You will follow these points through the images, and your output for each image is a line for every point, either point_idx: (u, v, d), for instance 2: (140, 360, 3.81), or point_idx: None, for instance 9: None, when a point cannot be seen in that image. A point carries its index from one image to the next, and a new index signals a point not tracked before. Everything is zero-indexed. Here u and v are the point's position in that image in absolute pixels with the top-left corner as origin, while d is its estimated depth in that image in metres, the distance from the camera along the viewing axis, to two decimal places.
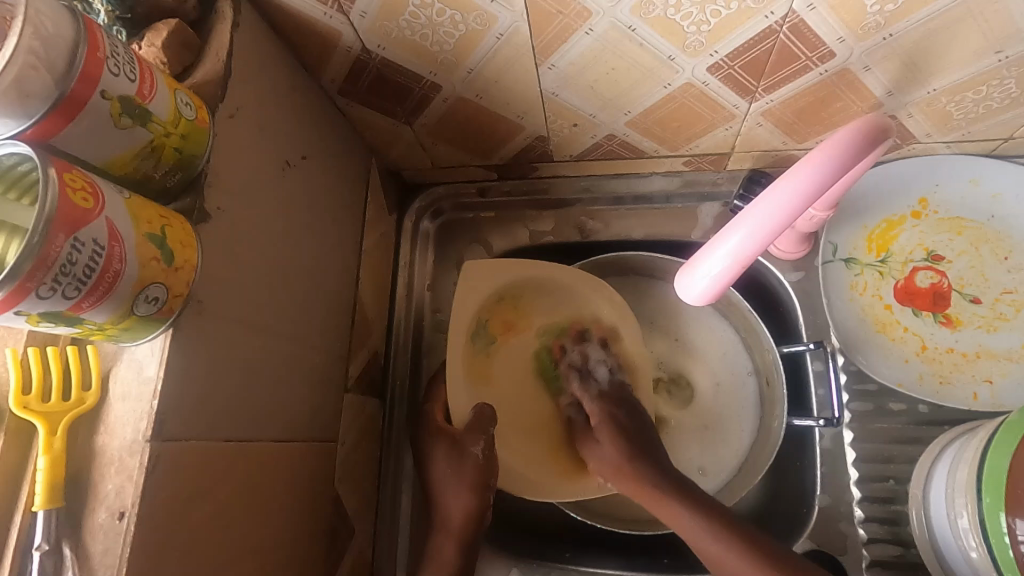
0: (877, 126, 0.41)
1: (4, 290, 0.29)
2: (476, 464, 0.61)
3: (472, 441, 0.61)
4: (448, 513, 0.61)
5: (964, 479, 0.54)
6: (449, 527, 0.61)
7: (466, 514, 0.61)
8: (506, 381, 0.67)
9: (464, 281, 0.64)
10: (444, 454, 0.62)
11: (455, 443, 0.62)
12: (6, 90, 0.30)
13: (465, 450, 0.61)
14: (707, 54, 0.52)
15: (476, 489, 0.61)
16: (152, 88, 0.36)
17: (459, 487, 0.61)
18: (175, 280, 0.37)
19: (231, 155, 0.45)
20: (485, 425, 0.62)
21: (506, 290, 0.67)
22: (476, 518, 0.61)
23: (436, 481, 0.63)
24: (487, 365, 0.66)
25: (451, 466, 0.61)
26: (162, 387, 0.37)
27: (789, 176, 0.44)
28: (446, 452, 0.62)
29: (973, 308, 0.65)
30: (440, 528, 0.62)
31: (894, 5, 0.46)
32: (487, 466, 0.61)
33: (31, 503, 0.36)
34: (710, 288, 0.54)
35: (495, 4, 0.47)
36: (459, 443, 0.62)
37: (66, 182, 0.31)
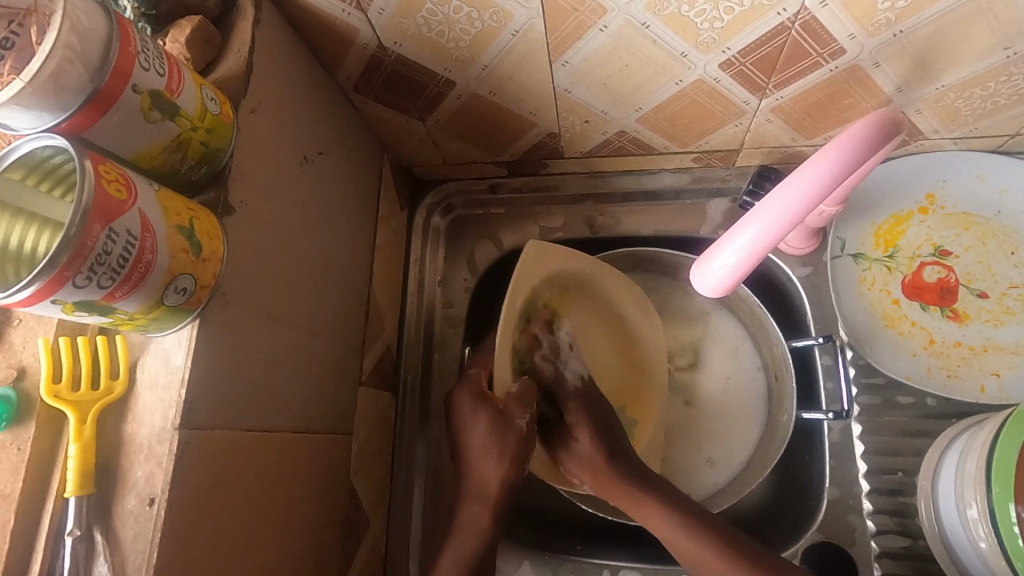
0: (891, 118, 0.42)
1: (43, 279, 0.30)
2: (519, 436, 0.60)
3: (518, 413, 0.60)
4: (486, 481, 0.61)
5: (973, 471, 0.55)
6: (484, 494, 0.61)
7: (504, 481, 0.61)
8: (542, 366, 0.65)
9: (521, 264, 0.62)
10: (488, 425, 0.61)
11: (500, 414, 0.61)
12: (43, 83, 0.31)
13: (511, 420, 0.60)
14: (719, 51, 0.53)
15: (515, 461, 0.61)
16: (180, 83, 0.37)
17: (497, 456, 0.61)
18: (202, 271, 0.38)
19: (253, 149, 0.45)
20: (532, 400, 0.61)
21: (556, 278, 0.66)
22: (511, 485, 0.61)
23: (472, 448, 0.62)
24: (532, 351, 0.65)
25: (492, 437, 0.60)
26: (190, 376, 0.38)
27: (803, 169, 0.45)
28: (490, 421, 0.61)
29: (979, 302, 0.65)
30: (477, 495, 0.61)
31: (905, 2, 0.46)
32: (528, 439, 0.61)
33: (63, 490, 0.36)
34: (726, 279, 0.55)
35: (511, 1, 0.48)
36: (504, 414, 0.61)
37: (101, 175, 0.32)
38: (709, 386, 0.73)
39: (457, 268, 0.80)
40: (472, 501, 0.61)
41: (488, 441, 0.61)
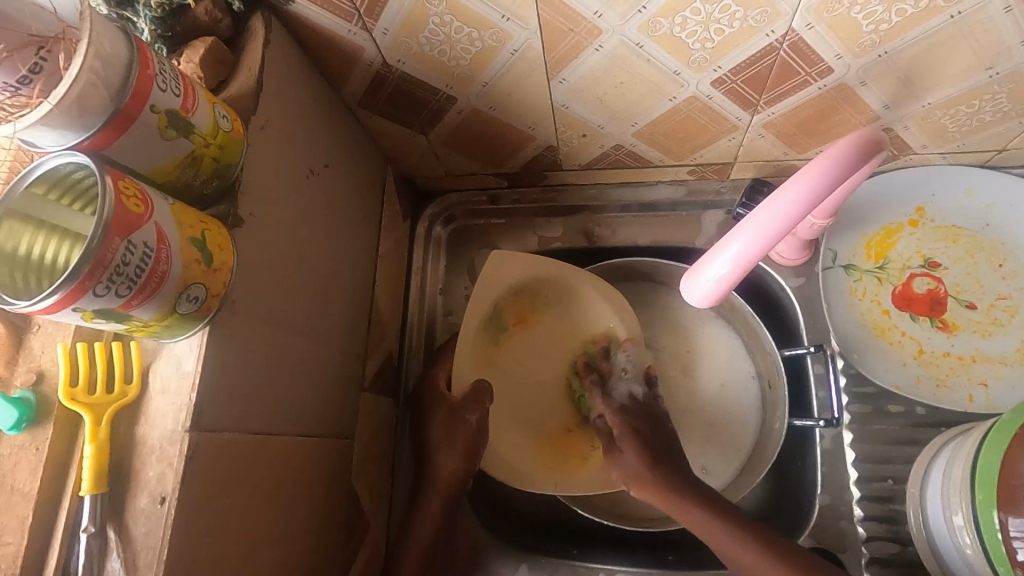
0: (872, 139, 0.44)
1: (65, 288, 0.32)
2: (467, 430, 0.64)
3: (467, 408, 0.65)
4: (444, 475, 0.65)
5: (959, 478, 0.56)
6: (443, 484, 0.65)
7: (457, 474, 0.65)
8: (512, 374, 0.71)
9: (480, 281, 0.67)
10: (443, 419, 0.66)
11: (452, 409, 0.65)
12: (68, 105, 0.33)
13: (461, 416, 0.65)
14: (711, 69, 0.55)
15: (467, 453, 0.64)
16: (194, 103, 0.39)
17: (450, 451, 0.65)
18: (213, 281, 0.40)
19: (261, 163, 0.47)
20: (484, 397, 0.65)
21: (522, 287, 0.70)
22: (462, 480, 0.65)
23: (432, 442, 0.66)
24: (495, 351, 0.70)
25: (448, 430, 0.65)
26: (200, 381, 0.40)
27: (787, 186, 0.46)
28: (445, 416, 0.66)
29: (968, 313, 0.67)
30: (430, 486, 0.66)
31: (889, 25, 0.48)
32: (477, 434, 0.64)
33: (79, 488, 0.38)
34: (713, 291, 0.56)
35: (509, 23, 0.50)
36: (456, 410, 0.65)
37: (121, 191, 0.34)
38: (703, 394, 0.74)
39: (458, 277, 0.82)
40: (430, 493, 0.65)
41: (443, 435, 0.65)
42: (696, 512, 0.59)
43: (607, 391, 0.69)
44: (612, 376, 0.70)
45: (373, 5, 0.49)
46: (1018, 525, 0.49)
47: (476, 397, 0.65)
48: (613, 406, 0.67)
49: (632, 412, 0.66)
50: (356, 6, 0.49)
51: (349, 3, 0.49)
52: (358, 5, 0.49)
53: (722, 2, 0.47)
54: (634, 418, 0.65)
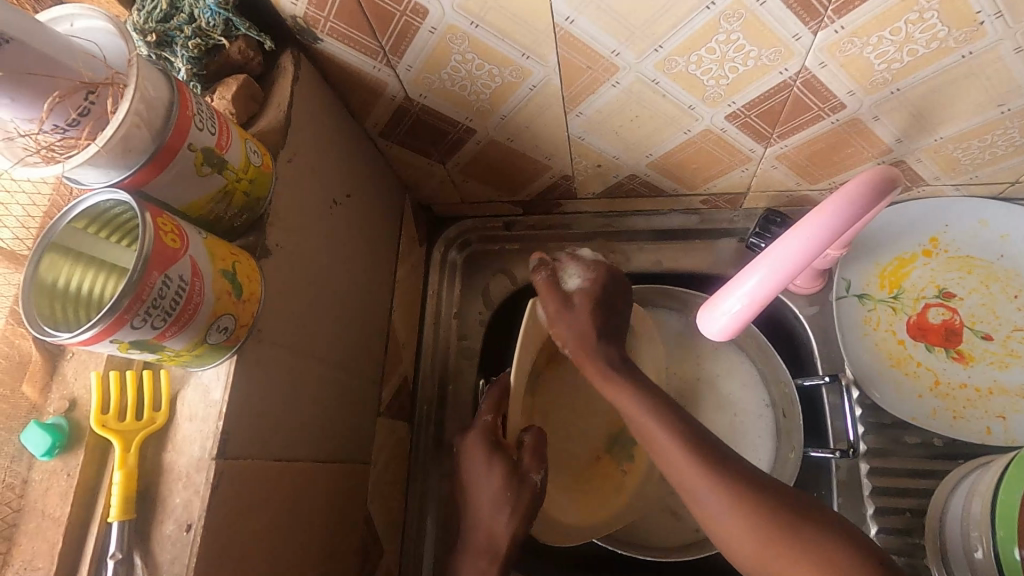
0: (880, 180, 0.45)
1: (105, 321, 0.33)
2: (533, 491, 0.59)
3: (532, 468, 0.60)
4: (496, 538, 0.58)
5: (979, 513, 0.55)
6: (495, 551, 0.58)
7: (514, 537, 0.58)
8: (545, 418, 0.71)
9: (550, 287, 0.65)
10: (501, 478, 0.59)
11: (515, 469, 0.60)
12: (113, 145, 0.34)
13: (525, 477, 0.59)
14: (725, 104, 0.56)
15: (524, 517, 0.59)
16: (228, 140, 0.41)
17: (503, 510, 0.59)
18: (242, 312, 0.41)
19: (288, 195, 0.49)
20: (543, 452, 0.61)
21: None
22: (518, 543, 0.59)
23: (473, 498, 0.60)
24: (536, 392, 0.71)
25: (507, 492, 0.59)
26: (227, 409, 0.41)
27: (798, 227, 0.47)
28: (504, 478, 0.59)
29: (984, 344, 0.67)
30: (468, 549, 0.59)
31: (901, 64, 0.49)
32: (540, 497, 0.60)
33: (107, 515, 0.39)
34: (731, 325, 0.57)
35: (529, 60, 0.52)
36: (519, 470, 0.60)
37: (159, 227, 0.35)
38: (716, 421, 0.74)
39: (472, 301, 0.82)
40: (478, 557, 0.58)
41: (499, 497, 0.59)
42: (625, 396, 0.56)
43: (570, 264, 0.64)
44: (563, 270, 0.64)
45: (397, 44, 0.51)
46: None
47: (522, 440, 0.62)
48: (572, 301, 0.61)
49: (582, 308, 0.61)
50: (381, 45, 0.51)
51: (375, 42, 0.51)
52: (384, 43, 0.51)
53: (737, 42, 0.48)
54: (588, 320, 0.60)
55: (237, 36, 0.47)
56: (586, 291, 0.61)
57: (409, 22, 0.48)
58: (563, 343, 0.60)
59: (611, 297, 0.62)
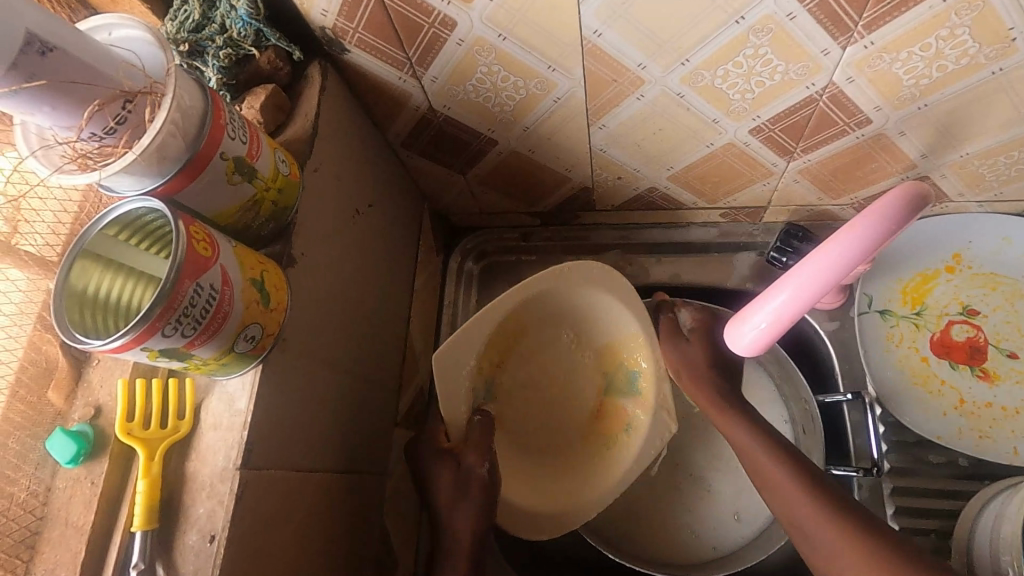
0: (903, 206, 0.44)
1: (138, 329, 0.33)
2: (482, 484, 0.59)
3: (477, 462, 0.59)
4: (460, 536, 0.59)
5: (1010, 535, 0.54)
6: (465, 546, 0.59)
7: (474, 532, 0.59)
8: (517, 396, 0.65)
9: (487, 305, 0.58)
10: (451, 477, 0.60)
11: (460, 466, 0.59)
12: (149, 154, 0.35)
13: (469, 469, 0.59)
14: (749, 118, 0.56)
15: (482, 515, 0.59)
16: (258, 149, 0.41)
17: (460, 509, 0.59)
18: (269, 320, 0.41)
19: (314, 204, 0.49)
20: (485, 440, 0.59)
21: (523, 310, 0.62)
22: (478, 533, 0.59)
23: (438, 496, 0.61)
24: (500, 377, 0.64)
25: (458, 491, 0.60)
26: (251, 419, 0.40)
27: (816, 253, 0.47)
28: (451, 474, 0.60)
29: (1009, 363, 0.66)
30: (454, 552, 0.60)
31: (929, 80, 0.49)
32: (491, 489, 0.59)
33: (129, 525, 0.39)
34: (758, 341, 0.55)
35: (555, 73, 0.52)
36: (462, 464, 0.59)
37: (191, 236, 0.35)
38: None
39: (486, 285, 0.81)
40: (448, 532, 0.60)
41: (454, 493, 0.60)
42: (738, 428, 0.59)
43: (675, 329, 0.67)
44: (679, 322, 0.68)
45: (424, 56, 0.51)
46: None
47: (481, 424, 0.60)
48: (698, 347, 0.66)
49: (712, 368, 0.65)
50: (408, 56, 0.51)
51: (402, 53, 0.51)
52: (411, 55, 0.51)
53: (765, 56, 0.48)
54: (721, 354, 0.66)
55: (266, 47, 0.48)
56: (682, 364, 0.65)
57: (436, 34, 0.49)
58: (680, 379, 0.65)
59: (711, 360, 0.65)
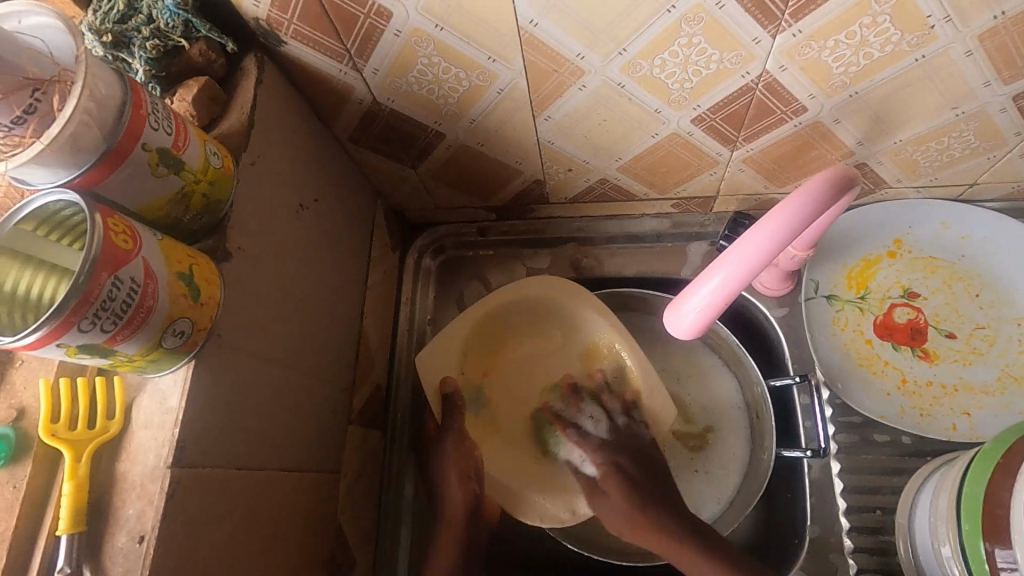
0: (824, 189, 0.46)
1: (50, 324, 0.32)
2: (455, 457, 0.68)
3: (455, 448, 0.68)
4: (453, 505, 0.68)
5: (946, 508, 0.56)
6: (454, 519, 0.67)
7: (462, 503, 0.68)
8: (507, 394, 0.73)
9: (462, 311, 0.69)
10: (448, 456, 0.68)
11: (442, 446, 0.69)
12: (62, 144, 0.34)
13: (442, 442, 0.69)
14: (690, 108, 0.57)
15: (467, 481, 0.68)
16: (185, 141, 0.40)
17: (451, 480, 0.68)
18: (199, 315, 0.40)
19: (252, 199, 0.48)
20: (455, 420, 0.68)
21: (512, 307, 0.71)
22: (469, 507, 0.68)
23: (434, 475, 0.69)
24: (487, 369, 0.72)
25: (455, 467, 0.68)
26: (184, 416, 0.40)
27: (747, 235, 0.49)
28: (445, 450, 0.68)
29: (948, 342, 0.68)
30: (441, 520, 0.68)
31: (857, 68, 0.51)
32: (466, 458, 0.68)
33: (54, 528, 0.37)
34: (696, 321, 0.56)
35: (495, 64, 0.52)
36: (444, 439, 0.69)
37: (110, 227, 0.34)
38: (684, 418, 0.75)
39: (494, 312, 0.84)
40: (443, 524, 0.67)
41: (461, 474, 0.68)
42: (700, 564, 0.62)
43: (579, 431, 0.71)
44: (580, 416, 0.72)
45: (363, 47, 0.51)
46: (1004, 555, 0.47)
47: (454, 410, 0.68)
48: (593, 446, 0.70)
49: (609, 455, 0.69)
50: (347, 48, 0.51)
51: (340, 45, 0.51)
52: (350, 46, 0.51)
53: (699, 45, 0.49)
54: (618, 456, 0.69)
55: (197, 37, 0.47)
56: (611, 476, 0.68)
57: (374, 25, 0.48)
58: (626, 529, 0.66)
59: (631, 482, 0.67)
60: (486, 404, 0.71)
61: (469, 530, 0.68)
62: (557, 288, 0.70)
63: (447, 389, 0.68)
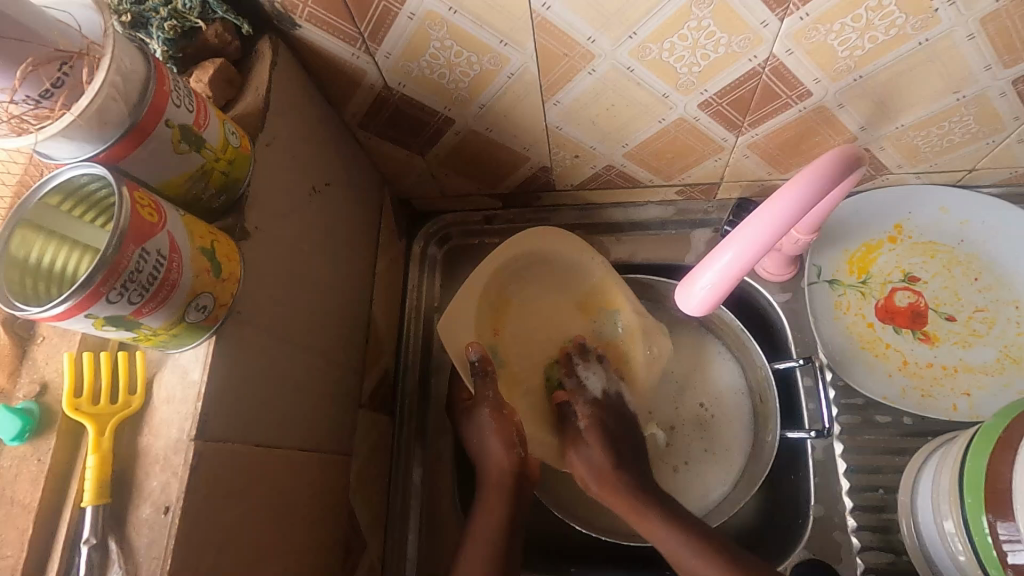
0: (832, 168, 0.47)
1: (80, 294, 0.32)
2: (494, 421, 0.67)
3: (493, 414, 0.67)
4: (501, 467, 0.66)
5: (948, 484, 0.57)
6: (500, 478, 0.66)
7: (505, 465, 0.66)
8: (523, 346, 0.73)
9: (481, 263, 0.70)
10: (489, 422, 0.67)
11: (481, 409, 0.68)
12: (88, 118, 0.34)
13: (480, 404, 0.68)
14: (697, 92, 0.58)
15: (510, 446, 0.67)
16: (206, 118, 0.40)
17: (494, 443, 0.67)
18: (221, 290, 0.40)
19: (268, 180, 0.49)
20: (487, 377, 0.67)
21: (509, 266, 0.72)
22: (512, 469, 0.66)
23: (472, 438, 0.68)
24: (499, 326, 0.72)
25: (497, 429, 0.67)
26: (206, 391, 0.40)
27: (750, 220, 0.50)
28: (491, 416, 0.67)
29: (948, 325, 0.70)
30: (483, 483, 0.67)
31: (863, 51, 0.52)
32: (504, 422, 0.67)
33: (80, 500, 0.38)
34: (705, 300, 0.57)
35: (507, 47, 0.53)
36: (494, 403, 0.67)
37: (136, 202, 0.34)
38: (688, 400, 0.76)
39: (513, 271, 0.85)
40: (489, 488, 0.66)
41: (503, 439, 0.67)
42: (664, 532, 0.63)
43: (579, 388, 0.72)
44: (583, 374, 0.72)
45: (376, 30, 0.51)
46: (1006, 527, 0.48)
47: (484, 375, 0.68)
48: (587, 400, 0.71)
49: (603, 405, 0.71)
50: (360, 32, 0.51)
51: (354, 28, 0.51)
52: (363, 30, 0.51)
53: (708, 28, 0.50)
54: (602, 412, 0.70)
55: (214, 19, 0.47)
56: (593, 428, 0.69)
57: (388, 8, 0.49)
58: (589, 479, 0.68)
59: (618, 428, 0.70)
60: (503, 363, 0.72)
61: (514, 490, 0.66)
62: (574, 244, 0.73)
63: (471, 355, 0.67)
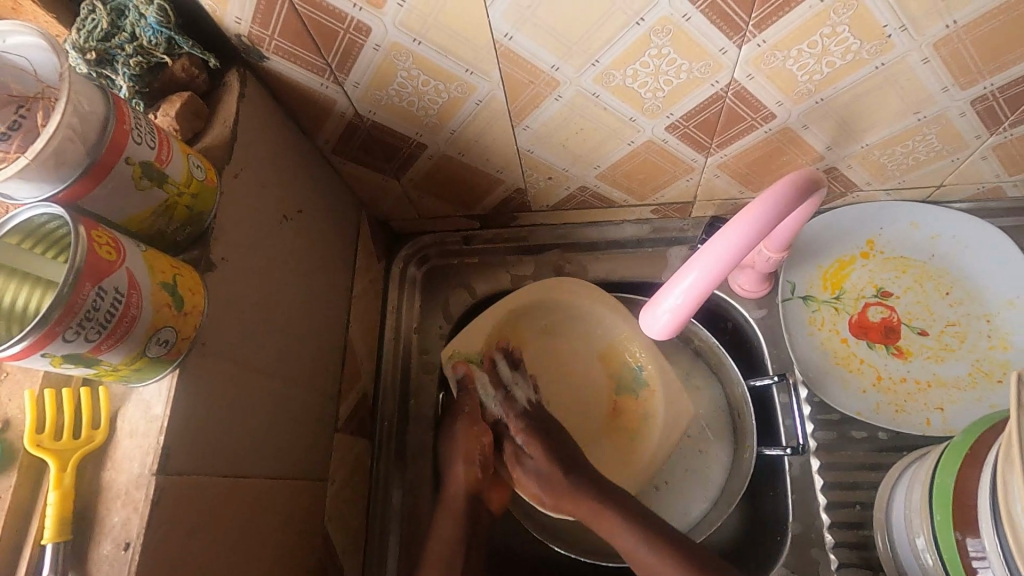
0: (789, 192, 0.47)
1: (34, 335, 0.32)
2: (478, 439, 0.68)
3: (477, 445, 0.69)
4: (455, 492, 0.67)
5: (919, 500, 0.57)
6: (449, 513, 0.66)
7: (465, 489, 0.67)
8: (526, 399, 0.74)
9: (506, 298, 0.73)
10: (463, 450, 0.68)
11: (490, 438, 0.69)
12: (46, 158, 0.35)
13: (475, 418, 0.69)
14: (664, 116, 0.58)
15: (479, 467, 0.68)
16: (168, 153, 0.41)
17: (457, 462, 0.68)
18: (183, 324, 0.41)
19: (236, 211, 0.49)
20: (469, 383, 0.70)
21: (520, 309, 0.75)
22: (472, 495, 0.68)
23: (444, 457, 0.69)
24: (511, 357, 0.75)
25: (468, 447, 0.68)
26: (168, 424, 0.40)
27: (711, 242, 0.51)
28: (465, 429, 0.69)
29: (921, 340, 0.70)
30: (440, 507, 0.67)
31: (821, 75, 0.52)
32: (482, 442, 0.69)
33: (41, 537, 0.38)
34: (671, 321, 0.58)
35: (472, 76, 0.54)
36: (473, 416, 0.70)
37: (93, 239, 0.35)
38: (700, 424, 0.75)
39: None
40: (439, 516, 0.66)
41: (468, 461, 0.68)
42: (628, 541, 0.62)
43: (506, 393, 0.71)
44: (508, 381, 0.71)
45: (343, 61, 0.52)
46: (975, 544, 0.49)
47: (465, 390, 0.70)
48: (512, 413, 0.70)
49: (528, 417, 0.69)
50: (327, 62, 0.52)
51: (321, 59, 0.52)
52: (330, 60, 0.52)
53: (668, 56, 0.50)
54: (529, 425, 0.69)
55: (180, 54, 0.48)
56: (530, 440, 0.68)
57: (353, 39, 0.50)
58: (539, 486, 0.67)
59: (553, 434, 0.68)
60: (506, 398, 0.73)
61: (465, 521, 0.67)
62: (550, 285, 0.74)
63: (456, 372, 0.70)
